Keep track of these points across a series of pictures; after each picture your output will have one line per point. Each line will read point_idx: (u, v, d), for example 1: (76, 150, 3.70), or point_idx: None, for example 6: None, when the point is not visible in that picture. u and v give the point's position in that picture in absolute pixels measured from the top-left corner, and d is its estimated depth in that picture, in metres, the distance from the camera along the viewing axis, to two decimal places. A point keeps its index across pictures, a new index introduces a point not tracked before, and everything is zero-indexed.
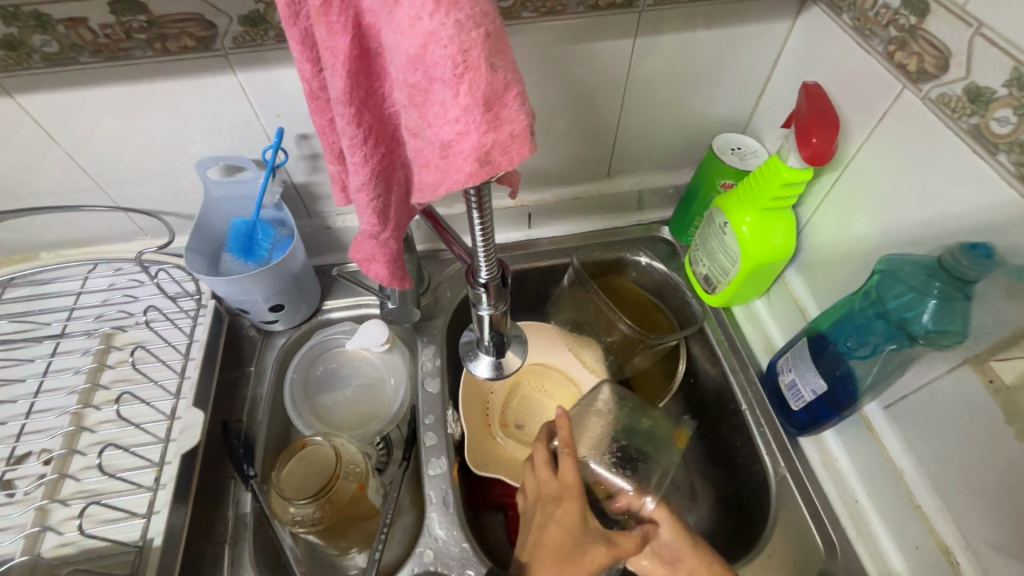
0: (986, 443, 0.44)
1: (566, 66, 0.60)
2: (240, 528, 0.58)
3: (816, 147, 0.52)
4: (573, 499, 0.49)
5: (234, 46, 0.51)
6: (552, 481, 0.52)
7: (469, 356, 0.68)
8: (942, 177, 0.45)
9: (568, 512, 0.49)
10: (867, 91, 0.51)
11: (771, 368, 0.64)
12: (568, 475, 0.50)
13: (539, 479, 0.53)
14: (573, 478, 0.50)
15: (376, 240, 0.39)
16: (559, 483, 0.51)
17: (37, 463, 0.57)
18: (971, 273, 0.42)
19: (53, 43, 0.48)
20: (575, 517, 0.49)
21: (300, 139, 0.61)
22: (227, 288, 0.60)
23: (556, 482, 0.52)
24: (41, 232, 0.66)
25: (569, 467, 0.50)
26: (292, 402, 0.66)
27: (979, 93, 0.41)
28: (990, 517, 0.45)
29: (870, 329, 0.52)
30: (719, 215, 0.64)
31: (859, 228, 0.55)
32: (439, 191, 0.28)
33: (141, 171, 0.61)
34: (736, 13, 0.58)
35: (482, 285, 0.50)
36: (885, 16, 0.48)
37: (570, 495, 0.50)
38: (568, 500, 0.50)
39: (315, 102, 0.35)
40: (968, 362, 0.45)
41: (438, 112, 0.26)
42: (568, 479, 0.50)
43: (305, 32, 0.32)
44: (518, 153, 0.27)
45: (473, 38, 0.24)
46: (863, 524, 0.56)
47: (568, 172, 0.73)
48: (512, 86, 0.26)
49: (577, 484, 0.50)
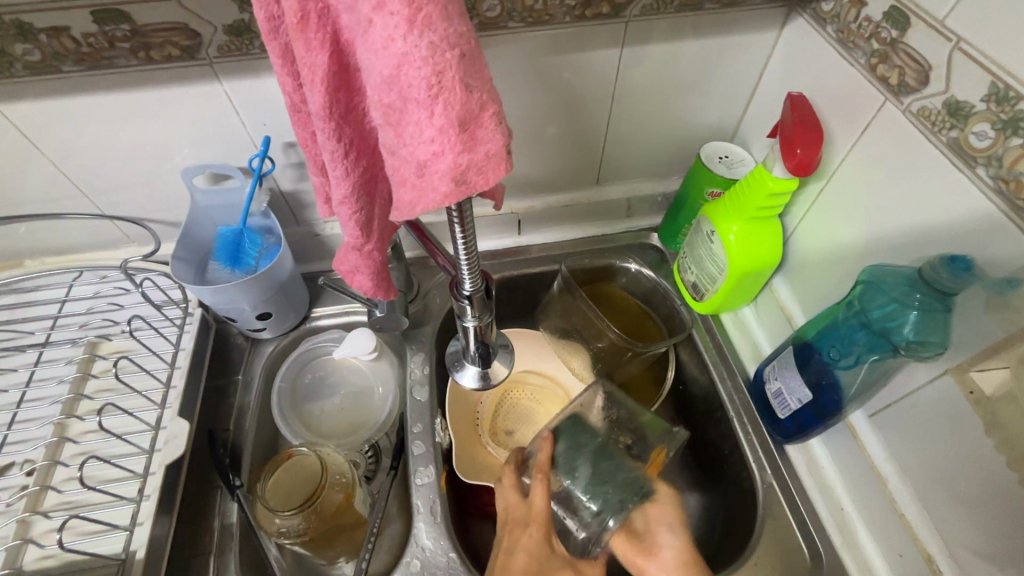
0: (967, 452, 0.44)
1: (553, 75, 0.60)
2: (225, 538, 0.57)
3: (800, 157, 0.52)
4: (541, 525, 0.51)
5: (219, 55, 0.51)
6: (522, 505, 0.54)
7: (456, 365, 0.67)
8: (923, 189, 0.46)
9: (534, 538, 0.50)
10: (850, 102, 0.52)
11: (758, 377, 0.64)
12: (540, 503, 0.52)
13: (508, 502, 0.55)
14: (543, 507, 0.51)
15: (359, 253, 0.39)
16: (529, 509, 0.53)
17: (19, 475, 0.56)
18: (951, 286, 0.42)
19: (35, 52, 0.47)
20: (541, 543, 0.50)
21: (287, 147, 0.60)
22: (213, 298, 0.60)
23: (525, 507, 0.53)
24: (24, 240, 0.65)
25: (542, 493, 0.52)
26: (280, 411, 0.65)
27: (958, 107, 0.42)
28: (972, 526, 0.45)
29: (854, 338, 0.52)
30: (706, 224, 0.65)
31: (844, 239, 0.55)
32: (415, 210, 0.28)
33: (126, 179, 0.60)
34: (722, 23, 0.58)
35: (467, 297, 0.50)
36: (867, 29, 0.49)
37: (539, 522, 0.51)
38: (535, 527, 0.51)
39: (297, 116, 0.35)
40: (949, 372, 0.45)
41: (414, 132, 0.26)
42: (539, 506, 0.52)
43: (285, 47, 0.32)
44: (495, 172, 0.27)
45: (448, 59, 0.24)
46: (848, 531, 0.57)
47: (557, 179, 0.73)
48: (487, 106, 0.26)
49: (544, 512, 0.51)
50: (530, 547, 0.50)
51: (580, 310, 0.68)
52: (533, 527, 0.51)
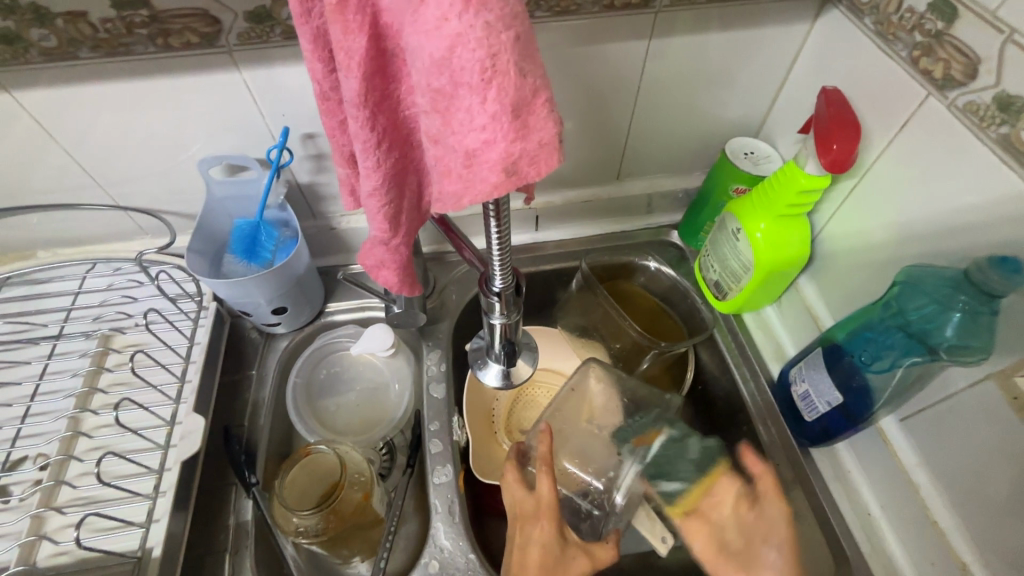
0: (1008, 460, 0.43)
1: (579, 67, 0.58)
2: (240, 536, 0.56)
3: (836, 154, 0.50)
4: (551, 517, 0.50)
5: (239, 43, 0.50)
6: (530, 499, 0.53)
7: (478, 363, 0.66)
8: (966, 187, 0.44)
9: (546, 532, 0.50)
10: (889, 97, 0.50)
11: (783, 378, 0.63)
12: (546, 494, 0.51)
13: (514, 497, 0.54)
14: (550, 498, 0.51)
15: (387, 247, 0.38)
16: (536, 501, 0.52)
17: (32, 469, 0.56)
18: (1000, 287, 0.41)
19: (51, 38, 0.46)
20: (553, 535, 0.50)
21: (305, 139, 0.59)
22: (229, 291, 0.59)
23: (533, 501, 0.52)
24: (37, 230, 0.64)
25: (547, 485, 0.51)
26: (295, 407, 0.64)
27: (1009, 101, 0.40)
28: (1011, 535, 0.44)
29: (889, 341, 0.51)
30: (732, 221, 0.63)
31: (876, 237, 0.54)
32: (461, 202, 0.27)
33: (141, 170, 0.59)
34: (752, 15, 0.57)
35: (495, 294, 0.49)
36: (909, 20, 0.47)
37: (549, 515, 0.50)
38: (545, 520, 0.50)
39: (326, 104, 0.34)
40: (991, 377, 0.44)
41: (463, 119, 0.25)
42: (546, 498, 0.51)
43: (317, 30, 0.30)
44: (546, 163, 0.26)
45: (504, 41, 0.23)
46: (877, 538, 0.55)
47: (578, 175, 0.72)
48: (540, 93, 0.24)
49: (553, 502, 0.51)
50: (542, 542, 0.49)
51: (601, 307, 0.67)
52: (544, 520, 0.50)
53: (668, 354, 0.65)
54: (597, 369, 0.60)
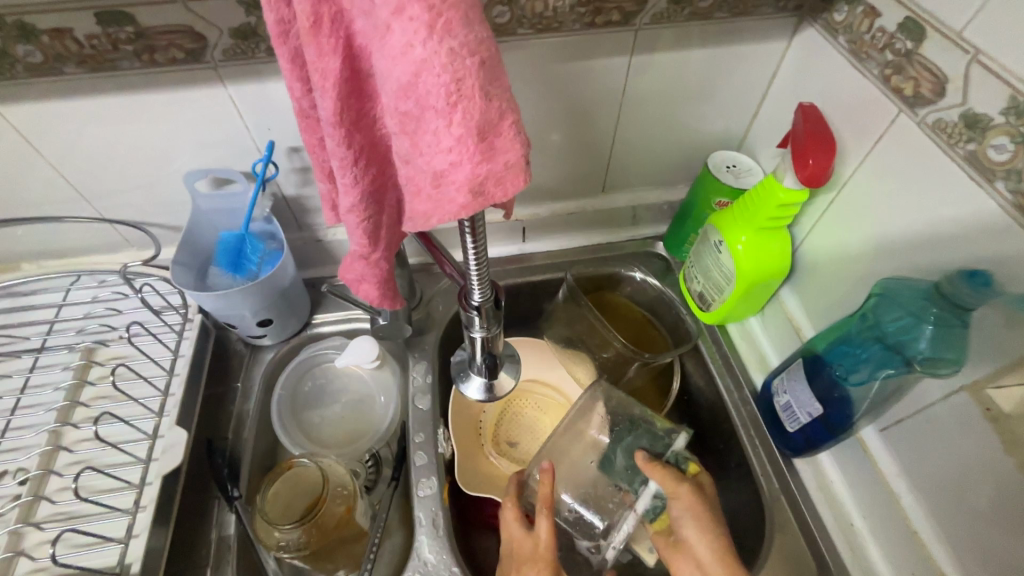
0: (984, 471, 0.43)
1: (562, 82, 0.59)
2: (222, 551, 0.56)
3: (813, 168, 0.51)
4: (550, 562, 0.49)
5: (224, 59, 0.50)
6: (528, 540, 0.52)
7: (460, 376, 0.66)
8: (937, 200, 0.45)
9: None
10: (863, 113, 0.51)
11: (766, 388, 0.63)
12: (546, 537, 0.50)
13: (512, 535, 0.53)
14: (548, 543, 0.50)
15: (365, 261, 0.38)
16: (535, 544, 0.51)
17: (12, 484, 0.55)
18: (970, 301, 0.42)
19: (37, 54, 0.47)
20: None
21: (291, 152, 0.60)
22: (214, 303, 0.59)
23: (532, 542, 0.51)
24: (21, 242, 0.64)
25: (546, 528, 0.50)
26: (280, 418, 0.64)
27: (976, 119, 0.41)
28: (987, 546, 0.44)
29: (867, 352, 0.51)
30: (714, 233, 0.64)
31: (854, 250, 0.55)
32: (431, 222, 0.28)
33: (127, 182, 0.59)
34: (731, 32, 0.58)
35: (476, 308, 0.49)
36: (881, 40, 0.48)
37: (547, 560, 0.49)
38: (542, 564, 0.49)
39: (305, 121, 0.34)
40: (965, 389, 0.44)
41: (431, 141, 0.25)
42: (546, 541, 0.50)
43: (295, 51, 0.31)
44: (512, 184, 0.26)
45: (469, 66, 0.23)
46: (859, 548, 0.55)
47: (563, 187, 0.73)
48: (507, 115, 0.25)
49: (552, 547, 0.50)
50: None
51: (585, 319, 0.67)
52: (541, 565, 0.49)
53: (653, 365, 0.66)
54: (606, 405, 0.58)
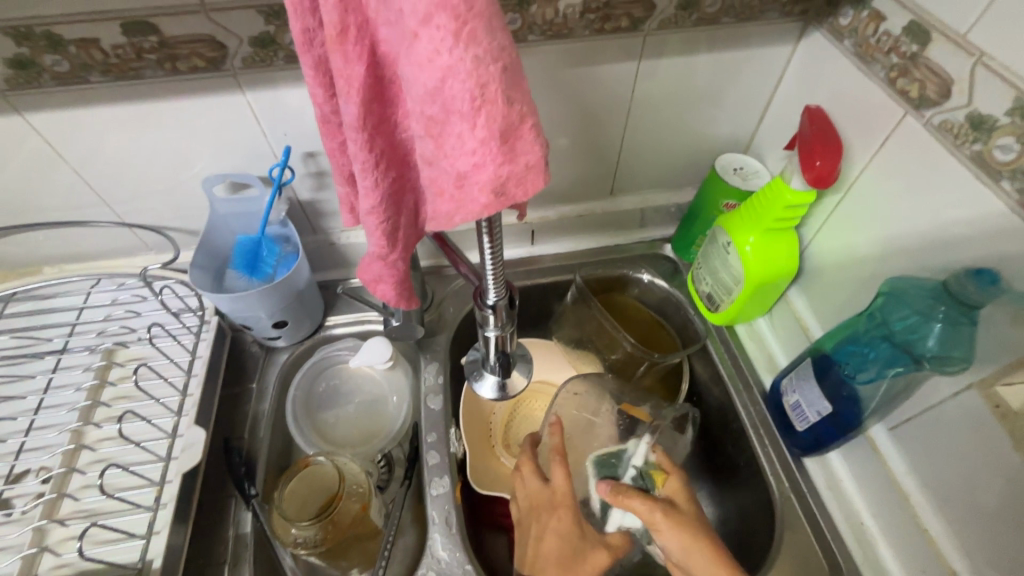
0: (995, 468, 0.44)
1: (571, 87, 0.60)
2: (239, 548, 0.57)
3: (820, 170, 0.52)
4: (568, 506, 0.52)
5: (244, 67, 0.52)
6: (545, 489, 0.54)
7: (474, 374, 0.67)
8: (945, 200, 0.46)
9: (563, 521, 0.52)
10: (869, 115, 0.52)
11: (775, 388, 0.64)
12: (560, 483, 0.53)
13: (529, 488, 0.56)
14: (565, 488, 0.53)
15: (384, 262, 0.39)
16: (552, 492, 0.54)
17: (35, 482, 0.56)
18: (977, 298, 0.42)
19: (64, 63, 0.48)
20: (570, 525, 0.51)
21: (306, 157, 0.61)
22: (232, 305, 0.60)
23: (549, 490, 0.54)
24: (44, 247, 0.66)
25: (562, 476, 0.53)
26: (294, 419, 0.65)
27: (981, 120, 0.42)
28: (997, 542, 0.44)
29: (875, 351, 0.52)
30: (722, 234, 0.65)
31: (862, 250, 0.55)
32: (453, 221, 0.29)
33: (147, 188, 0.61)
34: (738, 37, 0.59)
35: (490, 307, 0.50)
36: (886, 43, 0.49)
37: (566, 505, 0.52)
38: (562, 509, 0.52)
39: (327, 126, 0.36)
40: (974, 386, 0.45)
41: (455, 144, 0.26)
42: (563, 488, 0.53)
43: (319, 58, 0.32)
44: (532, 184, 0.27)
45: (492, 72, 0.24)
46: (869, 546, 0.56)
47: (572, 190, 0.74)
48: (527, 119, 0.26)
49: (569, 492, 0.53)
50: (560, 531, 0.51)
51: (594, 319, 0.68)
52: (561, 509, 0.52)
53: (662, 365, 0.66)
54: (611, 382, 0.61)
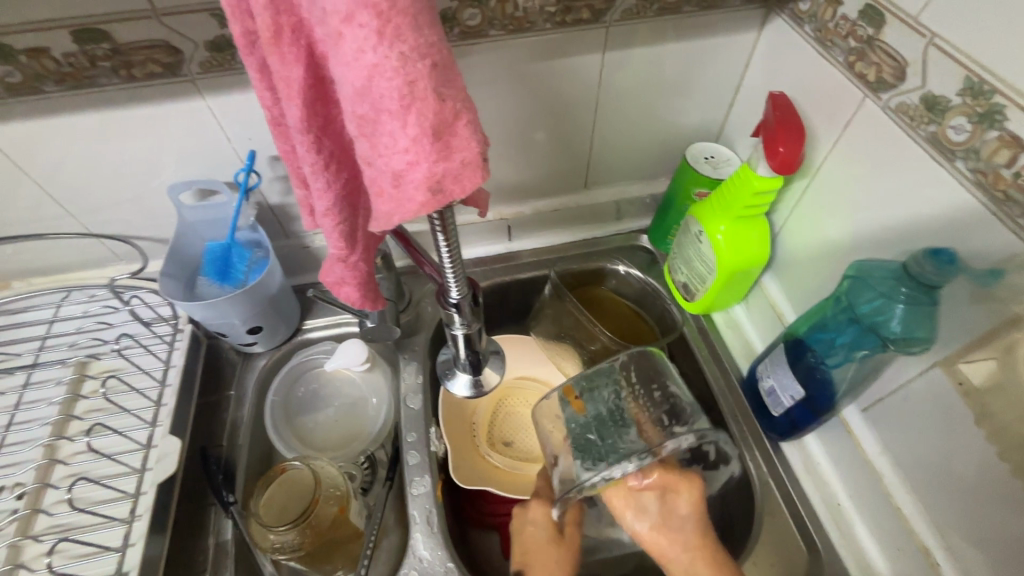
0: (959, 443, 0.44)
1: (537, 82, 0.60)
2: (220, 556, 0.57)
3: (783, 156, 0.52)
4: (543, 500, 0.60)
5: (202, 71, 0.51)
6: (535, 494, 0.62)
7: (447, 375, 0.69)
8: (906, 182, 0.46)
9: (539, 509, 0.59)
10: (831, 100, 0.52)
11: (751, 374, 0.64)
12: (540, 485, 0.61)
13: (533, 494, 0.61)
14: (543, 484, 0.61)
15: (344, 264, 0.39)
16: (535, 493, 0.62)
17: (9, 499, 0.56)
18: (937, 279, 0.43)
19: (16, 74, 0.47)
20: (542, 513, 0.59)
21: (273, 160, 0.60)
22: (203, 313, 0.60)
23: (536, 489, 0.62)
24: (12, 261, 0.65)
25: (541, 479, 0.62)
26: (273, 424, 0.65)
27: (935, 101, 0.42)
28: (967, 518, 0.45)
29: (842, 335, 0.52)
30: (695, 224, 0.65)
31: (830, 234, 0.56)
32: (394, 221, 0.28)
33: (113, 198, 0.60)
34: (703, 24, 0.59)
35: (453, 304, 0.50)
36: (844, 27, 0.49)
37: (542, 498, 0.60)
38: (540, 501, 0.60)
39: (277, 130, 0.35)
40: (939, 365, 0.45)
41: (388, 142, 0.26)
42: (541, 487, 0.61)
43: (261, 61, 0.32)
44: (470, 180, 0.27)
45: (420, 69, 0.24)
46: (846, 527, 0.56)
47: (546, 185, 0.74)
48: (461, 115, 0.26)
49: (546, 489, 0.60)
50: (535, 519, 0.58)
51: (570, 314, 0.69)
52: (537, 501, 0.60)
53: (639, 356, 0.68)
54: (631, 370, 0.56)
